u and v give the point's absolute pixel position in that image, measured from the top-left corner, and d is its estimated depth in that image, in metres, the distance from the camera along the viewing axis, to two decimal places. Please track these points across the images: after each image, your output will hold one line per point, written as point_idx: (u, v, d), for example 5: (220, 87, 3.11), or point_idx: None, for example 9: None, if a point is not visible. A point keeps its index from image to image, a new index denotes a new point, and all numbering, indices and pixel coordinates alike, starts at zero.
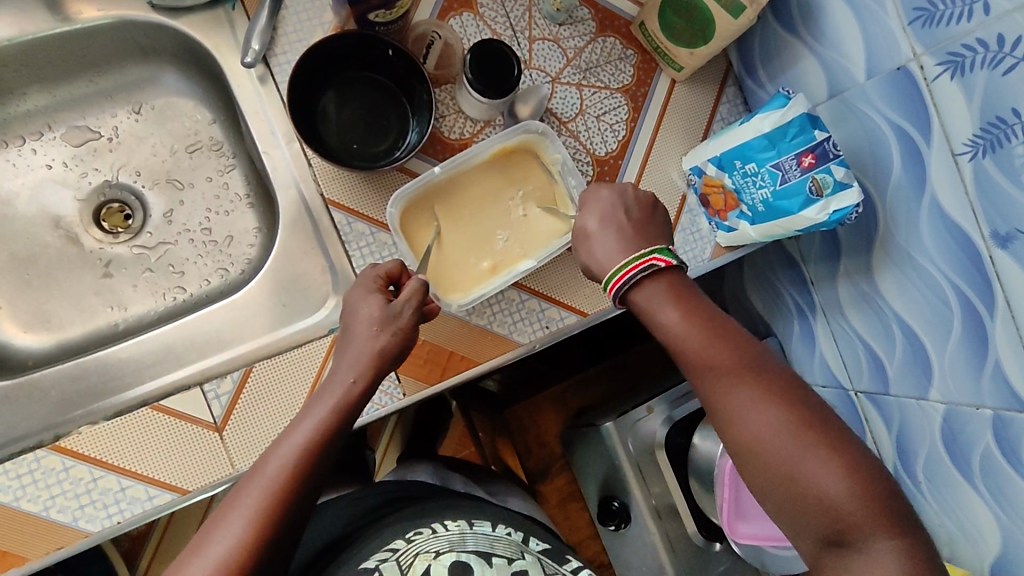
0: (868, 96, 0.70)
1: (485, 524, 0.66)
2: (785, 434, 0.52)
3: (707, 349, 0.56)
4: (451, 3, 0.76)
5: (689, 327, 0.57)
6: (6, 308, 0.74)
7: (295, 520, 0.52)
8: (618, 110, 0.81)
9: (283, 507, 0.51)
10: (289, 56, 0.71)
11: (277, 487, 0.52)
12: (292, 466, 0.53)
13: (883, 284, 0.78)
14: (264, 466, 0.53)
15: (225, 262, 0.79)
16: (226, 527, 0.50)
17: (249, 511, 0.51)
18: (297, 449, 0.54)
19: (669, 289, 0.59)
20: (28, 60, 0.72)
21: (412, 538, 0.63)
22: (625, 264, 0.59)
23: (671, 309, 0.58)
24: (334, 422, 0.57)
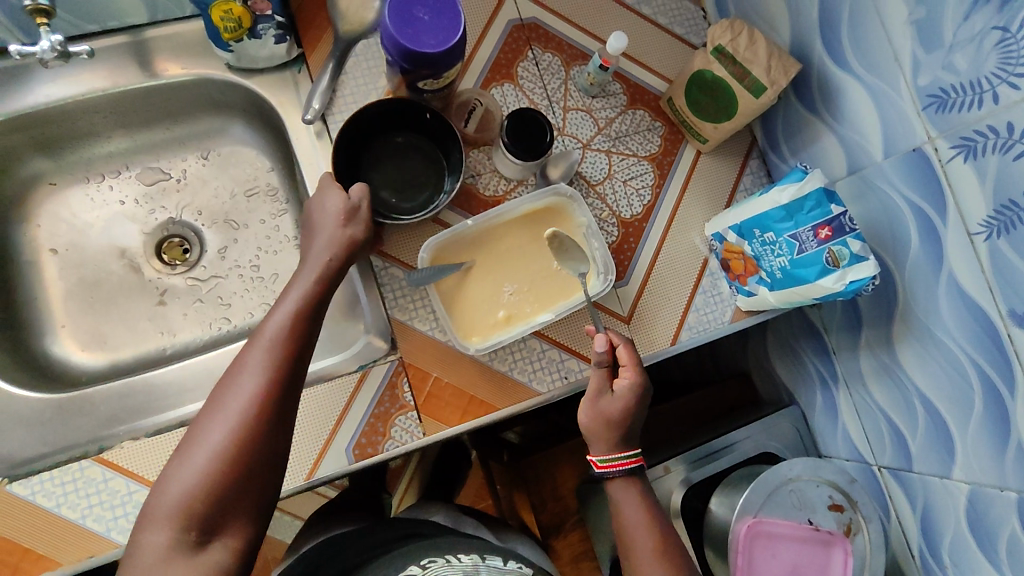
0: (885, 173, 0.73)
1: (496, 560, 0.66)
2: None
3: (650, 543, 0.68)
4: (493, 75, 0.84)
5: (638, 507, 0.69)
6: (69, 327, 0.81)
7: (301, 364, 0.59)
8: (644, 176, 0.86)
9: (287, 355, 0.58)
10: (344, 115, 0.79)
11: (279, 340, 0.58)
12: (289, 323, 0.60)
13: (904, 356, 0.78)
14: (264, 327, 0.59)
15: (268, 297, 0.85)
16: (242, 378, 0.56)
17: (260, 364, 0.57)
18: (288, 313, 0.61)
19: (636, 484, 0.71)
20: (118, 109, 0.81)
21: (427, 565, 0.62)
22: (623, 455, 0.70)
23: (629, 493, 0.70)
24: (320, 284, 0.64)
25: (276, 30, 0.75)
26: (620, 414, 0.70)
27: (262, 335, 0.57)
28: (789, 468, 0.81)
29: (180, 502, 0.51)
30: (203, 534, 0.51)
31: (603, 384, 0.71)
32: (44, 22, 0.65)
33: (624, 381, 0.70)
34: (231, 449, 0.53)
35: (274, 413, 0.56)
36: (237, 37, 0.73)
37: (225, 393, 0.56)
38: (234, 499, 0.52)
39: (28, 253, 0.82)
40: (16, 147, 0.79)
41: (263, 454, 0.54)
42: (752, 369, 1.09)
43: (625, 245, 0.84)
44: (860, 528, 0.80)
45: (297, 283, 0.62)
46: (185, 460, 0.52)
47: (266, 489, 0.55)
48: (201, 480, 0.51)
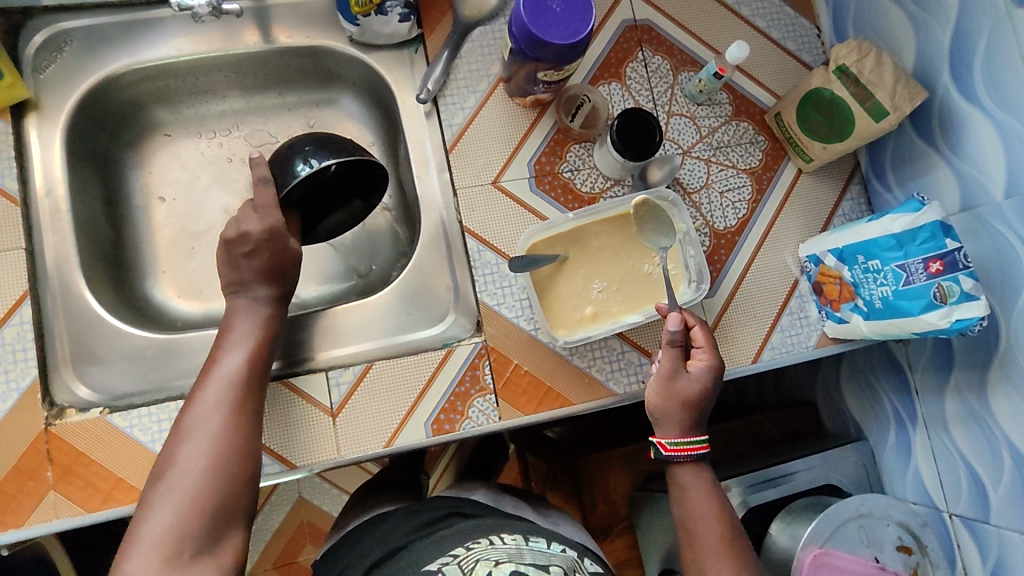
0: (1004, 214, 0.71)
1: (542, 543, 0.62)
2: None
3: (717, 540, 0.66)
4: (602, 72, 0.84)
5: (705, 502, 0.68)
6: (170, 273, 0.84)
7: (259, 407, 0.63)
8: (742, 190, 0.85)
9: (246, 397, 0.62)
10: (456, 99, 0.80)
11: (236, 385, 0.62)
12: (244, 368, 0.63)
13: (996, 405, 0.75)
14: (219, 371, 0.62)
15: (357, 268, 0.87)
16: (205, 421, 0.59)
17: (220, 407, 0.60)
18: (243, 358, 0.64)
19: (703, 476, 0.69)
20: (239, 70, 0.84)
21: (472, 547, 0.59)
22: (689, 441, 0.69)
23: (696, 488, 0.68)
24: (266, 331, 0.68)
25: (403, 8, 0.78)
26: (695, 396, 0.69)
27: (226, 376, 0.61)
28: (860, 503, 0.80)
29: (167, 533, 0.52)
30: (194, 563, 0.52)
31: (676, 363, 0.69)
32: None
33: (704, 364, 0.70)
34: (209, 487, 0.55)
35: (245, 449, 0.59)
36: (366, 11, 0.76)
37: (189, 434, 0.58)
38: (215, 523, 0.54)
39: (139, 199, 0.85)
40: (140, 97, 0.84)
41: (239, 483, 0.57)
42: (818, 398, 1.07)
43: (716, 257, 0.83)
44: (926, 572, 0.79)
45: (245, 330, 0.66)
46: (160, 500, 0.54)
47: (242, 516, 0.57)
48: (182, 512, 0.53)
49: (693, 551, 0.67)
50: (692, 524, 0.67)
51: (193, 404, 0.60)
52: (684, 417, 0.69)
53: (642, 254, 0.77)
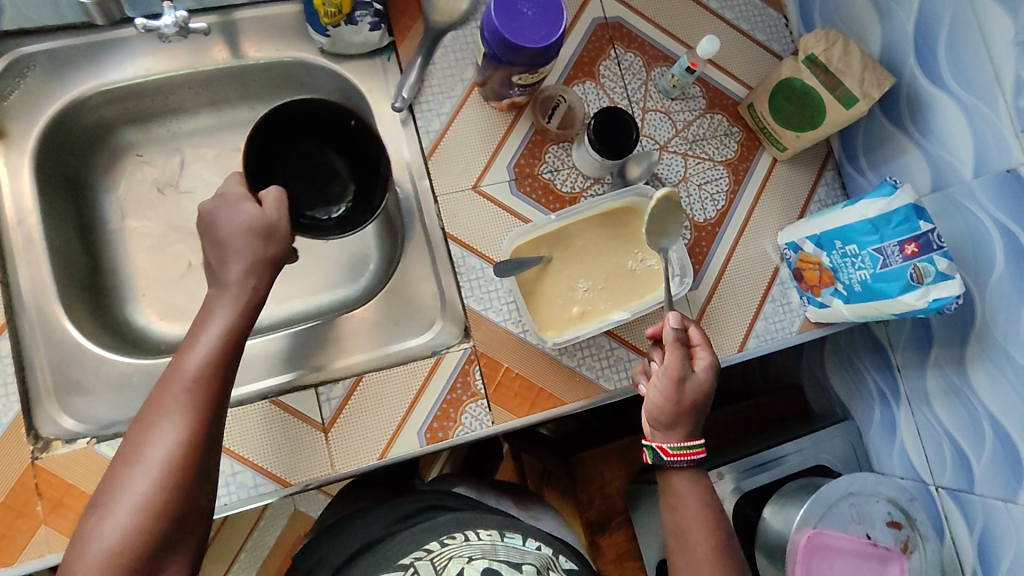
0: (973, 193, 0.73)
1: (516, 539, 0.63)
2: None
3: (707, 541, 0.64)
4: (576, 72, 0.84)
5: (695, 503, 0.67)
6: (150, 296, 0.83)
7: (221, 417, 0.54)
8: (719, 181, 0.86)
9: (205, 407, 0.53)
10: (431, 105, 0.80)
11: (194, 392, 0.53)
12: (206, 370, 0.54)
13: (975, 378, 0.78)
14: (178, 373, 0.53)
15: (341, 279, 0.86)
16: (155, 437, 0.51)
17: (173, 421, 0.51)
18: (206, 358, 0.55)
19: (700, 483, 0.68)
20: (209, 87, 0.83)
21: (445, 543, 0.60)
22: (691, 446, 0.68)
23: (686, 489, 0.67)
24: (238, 322, 0.58)
25: (373, 18, 0.77)
26: (699, 395, 0.68)
27: (183, 381, 0.52)
28: (850, 482, 0.81)
29: (100, 569, 0.46)
30: None
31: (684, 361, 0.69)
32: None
33: (703, 365, 0.69)
34: (150, 519, 0.48)
35: (198, 470, 0.51)
36: (335, 22, 0.76)
37: (134, 454, 0.50)
38: (168, 553, 0.49)
39: (114, 222, 0.84)
40: (109, 118, 0.82)
41: (188, 511, 0.51)
42: (804, 381, 1.09)
43: (698, 249, 0.84)
44: (917, 546, 0.81)
45: (214, 323, 0.56)
46: (97, 529, 0.48)
47: (197, 539, 0.52)
48: (131, 548, 0.47)
49: (683, 555, 0.65)
50: (681, 525, 0.66)
51: (148, 412, 0.52)
52: (690, 416, 0.69)
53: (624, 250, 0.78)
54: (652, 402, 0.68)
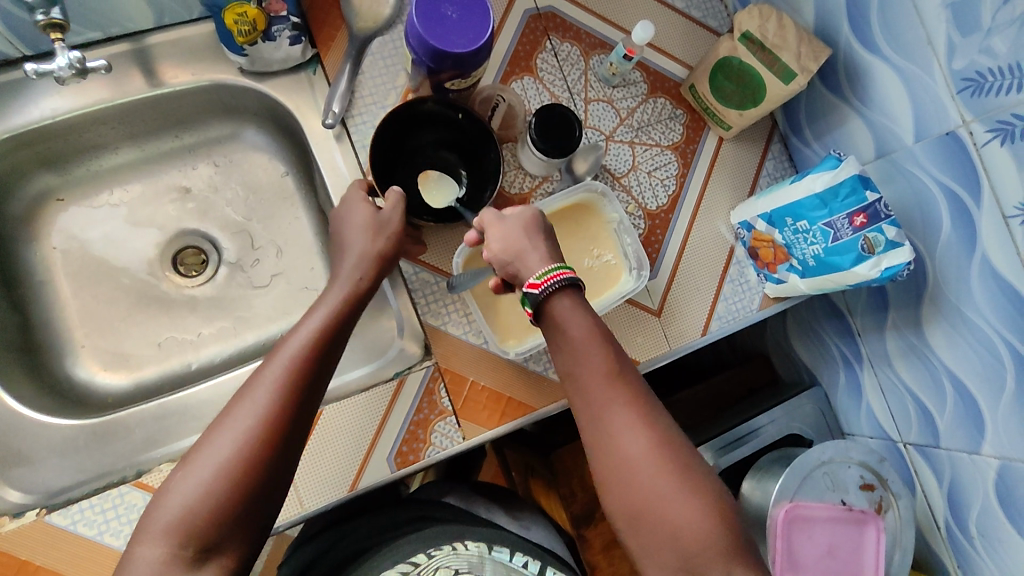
0: (916, 157, 0.73)
1: (503, 551, 0.63)
2: (650, 464, 0.53)
3: (601, 369, 0.58)
4: (513, 68, 0.81)
5: (583, 328, 0.59)
6: (89, 348, 0.79)
7: (315, 394, 0.56)
8: (668, 166, 0.85)
9: (303, 381, 0.55)
10: (365, 117, 0.76)
11: (296, 363, 0.56)
12: (308, 346, 0.57)
13: (932, 338, 0.79)
14: (284, 348, 0.57)
15: (293, 307, 0.83)
16: (252, 398, 0.53)
17: (271, 386, 0.54)
18: (309, 335, 0.58)
19: (579, 304, 0.60)
20: (126, 119, 0.78)
21: (432, 554, 0.60)
22: (548, 270, 0.61)
23: (576, 318, 0.59)
24: (340, 310, 0.62)
25: (291, 31, 0.72)
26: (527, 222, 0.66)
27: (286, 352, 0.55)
28: (821, 452, 0.82)
29: (181, 516, 0.47)
30: (198, 557, 0.47)
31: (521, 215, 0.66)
32: (60, 38, 0.63)
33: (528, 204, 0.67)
34: (231, 475, 0.49)
35: (284, 438, 0.53)
36: (251, 40, 0.70)
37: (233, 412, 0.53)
38: (235, 521, 0.49)
39: (41, 273, 0.79)
40: (21, 164, 0.76)
41: (266, 474, 0.51)
42: (770, 351, 1.10)
43: (653, 238, 0.83)
44: (890, 505, 0.82)
45: (321, 306, 0.60)
46: (183, 480, 0.49)
47: (263, 517, 0.51)
48: (212, 501, 0.48)
49: (581, 393, 0.58)
50: (575, 359, 0.59)
51: (252, 379, 0.55)
52: (540, 246, 0.64)
53: (580, 248, 0.78)
54: (501, 257, 0.64)
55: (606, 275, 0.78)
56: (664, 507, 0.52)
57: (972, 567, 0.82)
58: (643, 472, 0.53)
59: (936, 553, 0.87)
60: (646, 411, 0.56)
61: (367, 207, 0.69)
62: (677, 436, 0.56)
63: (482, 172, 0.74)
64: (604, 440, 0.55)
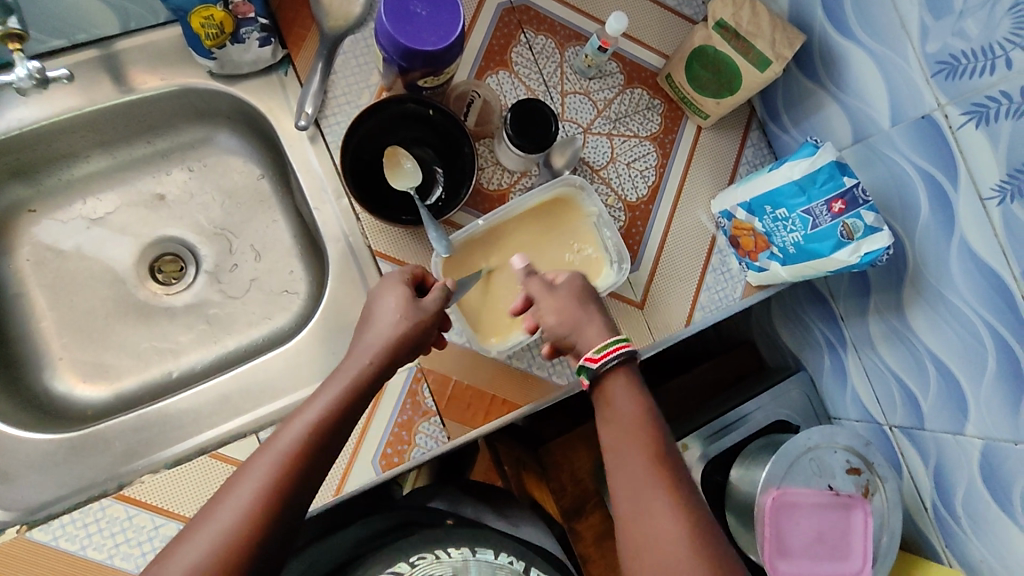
0: (893, 141, 0.73)
1: (488, 551, 0.61)
2: (681, 550, 0.52)
3: (649, 451, 0.58)
4: (487, 62, 0.80)
5: (634, 408, 0.61)
6: (68, 360, 0.78)
7: (307, 488, 0.52)
8: (647, 157, 0.85)
9: (293, 478, 0.51)
10: (338, 117, 0.75)
11: (288, 458, 0.52)
12: (303, 440, 0.53)
13: (914, 321, 0.79)
14: (277, 438, 0.53)
15: (273, 311, 0.82)
16: (236, 493, 0.50)
17: (259, 481, 0.50)
18: (307, 427, 0.54)
19: (633, 381, 0.63)
20: (96, 127, 0.76)
21: (415, 562, 0.59)
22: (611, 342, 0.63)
23: (628, 398, 0.62)
24: (343, 397, 0.58)
25: (260, 33, 0.70)
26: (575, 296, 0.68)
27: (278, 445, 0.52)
28: (806, 438, 0.83)
29: None
30: None
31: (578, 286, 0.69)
32: (19, 49, 0.62)
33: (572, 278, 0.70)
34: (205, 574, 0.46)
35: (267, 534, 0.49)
36: (220, 43, 0.69)
37: (217, 505, 0.50)
38: None
39: (15, 287, 0.78)
40: None
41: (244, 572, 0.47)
42: (757, 336, 1.08)
43: (634, 230, 0.83)
44: (877, 488, 0.83)
45: (323, 394, 0.56)
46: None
47: None
48: (206, 571, 0.46)
49: (621, 470, 0.59)
50: (620, 437, 0.60)
51: (241, 472, 0.52)
52: (595, 317, 0.67)
53: (560, 245, 0.77)
54: (558, 331, 0.66)
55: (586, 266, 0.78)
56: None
57: (959, 546, 0.83)
58: (674, 550, 0.53)
59: (924, 533, 0.87)
60: (689, 497, 0.56)
61: (402, 290, 0.66)
62: (710, 526, 0.55)
63: (457, 167, 0.73)
64: (647, 518, 0.55)
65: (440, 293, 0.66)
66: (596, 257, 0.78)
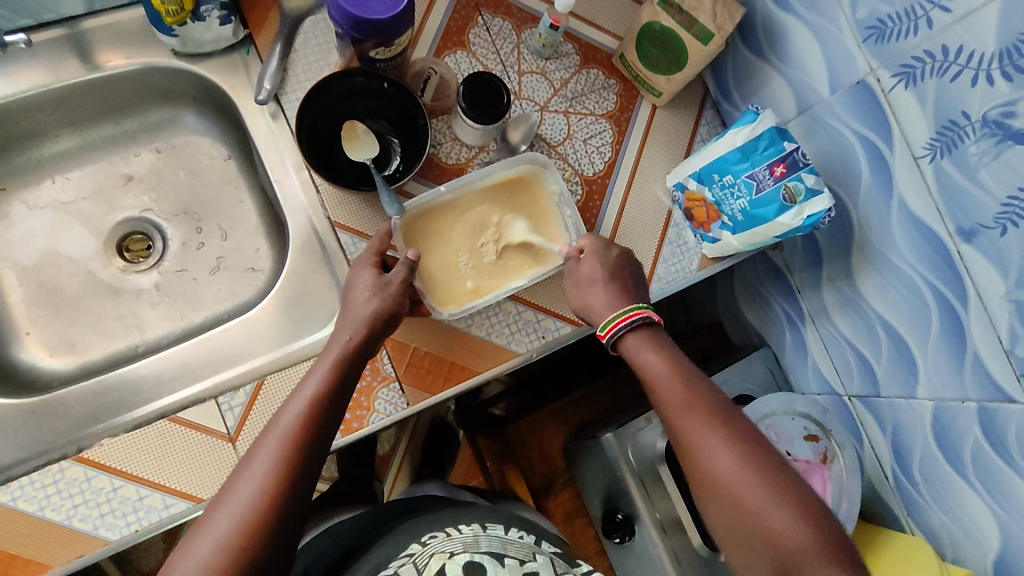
0: (833, 109, 0.76)
1: (498, 528, 0.58)
2: (746, 483, 0.56)
3: (684, 399, 0.61)
4: (445, 43, 0.83)
5: (664, 368, 0.64)
6: (35, 333, 0.79)
7: (305, 486, 0.54)
8: (603, 134, 0.87)
9: (289, 484, 0.52)
10: (298, 93, 0.78)
11: (280, 467, 0.53)
12: (289, 448, 0.54)
13: (863, 286, 0.81)
14: (261, 449, 0.54)
15: (239, 286, 0.84)
16: (232, 502, 0.50)
17: (251, 492, 0.51)
18: (289, 433, 0.55)
19: (654, 341, 0.66)
20: (64, 106, 0.79)
21: (427, 541, 0.56)
22: (624, 311, 0.68)
23: (653, 358, 0.65)
24: (322, 399, 0.58)
25: (221, 11, 0.74)
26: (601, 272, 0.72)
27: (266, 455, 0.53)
28: (763, 404, 0.86)
29: None
30: None
31: (603, 256, 0.73)
32: None
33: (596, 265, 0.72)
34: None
35: (269, 539, 0.50)
36: (181, 20, 0.72)
37: (213, 517, 0.50)
38: None
39: None
40: None
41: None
42: (722, 317, 1.11)
43: (590, 204, 0.85)
44: (836, 455, 0.83)
45: (301, 393, 0.58)
46: None
47: None
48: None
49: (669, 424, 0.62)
50: (659, 398, 0.63)
51: (233, 486, 0.52)
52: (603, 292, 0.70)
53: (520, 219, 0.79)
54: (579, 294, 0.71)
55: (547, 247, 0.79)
56: (773, 514, 0.54)
57: (921, 514, 0.81)
58: (742, 485, 0.56)
59: (887, 503, 0.86)
60: (737, 441, 0.58)
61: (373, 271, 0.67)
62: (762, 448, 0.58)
63: (415, 135, 0.77)
64: (693, 457, 0.59)
65: (408, 262, 0.68)
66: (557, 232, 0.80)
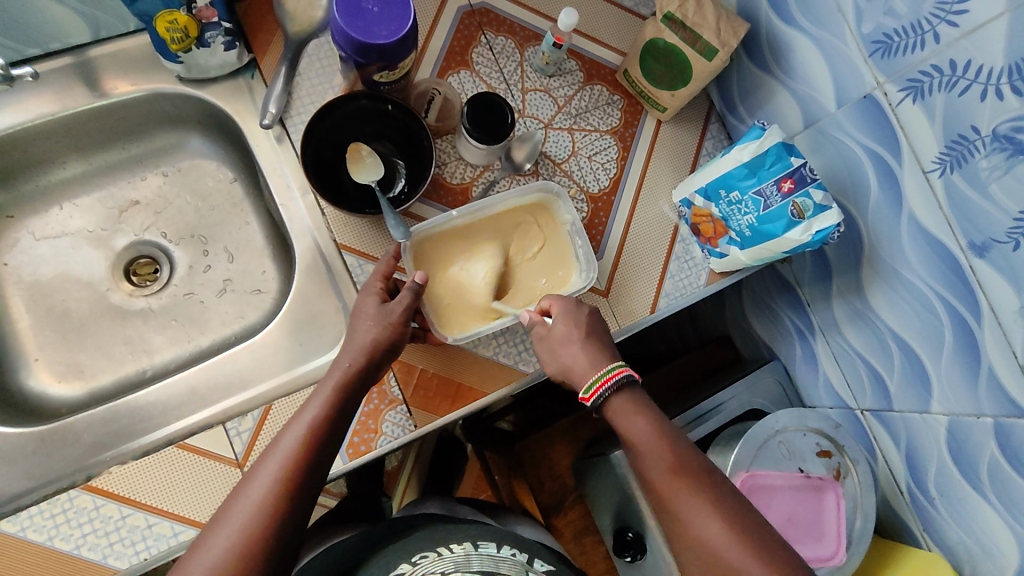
0: (840, 123, 0.75)
1: (491, 546, 0.59)
2: (734, 550, 0.54)
3: (666, 466, 0.60)
4: (449, 63, 0.84)
5: (648, 430, 0.62)
6: (44, 360, 0.79)
7: (294, 525, 0.52)
8: (608, 150, 0.87)
9: (277, 524, 0.51)
10: (303, 117, 0.78)
11: (267, 507, 0.51)
12: (278, 487, 0.53)
13: (874, 300, 0.80)
14: (250, 485, 0.53)
15: (245, 309, 0.84)
16: (218, 540, 0.49)
17: (236, 532, 0.50)
18: (279, 470, 0.54)
19: (635, 400, 0.64)
20: (71, 133, 0.79)
21: (418, 561, 0.57)
22: (597, 378, 0.64)
23: (636, 418, 0.62)
24: (316, 434, 0.58)
25: (225, 37, 0.74)
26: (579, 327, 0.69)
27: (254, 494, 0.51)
28: (775, 420, 0.83)
29: None
30: None
31: (575, 314, 0.70)
32: None
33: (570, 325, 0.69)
34: None
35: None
36: (186, 47, 0.72)
37: (198, 555, 0.49)
38: None
39: None
40: None
41: None
42: (731, 329, 1.10)
43: (596, 220, 0.85)
44: (849, 471, 0.83)
45: (293, 427, 0.57)
46: None
47: None
48: None
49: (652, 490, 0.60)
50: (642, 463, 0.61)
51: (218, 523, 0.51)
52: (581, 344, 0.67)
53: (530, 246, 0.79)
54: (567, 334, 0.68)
55: (555, 280, 0.79)
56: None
57: (936, 530, 0.80)
58: (730, 553, 0.54)
59: (901, 518, 0.85)
60: (723, 507, 0.57)
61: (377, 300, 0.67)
62: (746, 513, 0.57)
63: (420, 157, 0.77)
64: (683, 530, 0.57)
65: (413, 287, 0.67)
66: (566, 260, 0.79)
